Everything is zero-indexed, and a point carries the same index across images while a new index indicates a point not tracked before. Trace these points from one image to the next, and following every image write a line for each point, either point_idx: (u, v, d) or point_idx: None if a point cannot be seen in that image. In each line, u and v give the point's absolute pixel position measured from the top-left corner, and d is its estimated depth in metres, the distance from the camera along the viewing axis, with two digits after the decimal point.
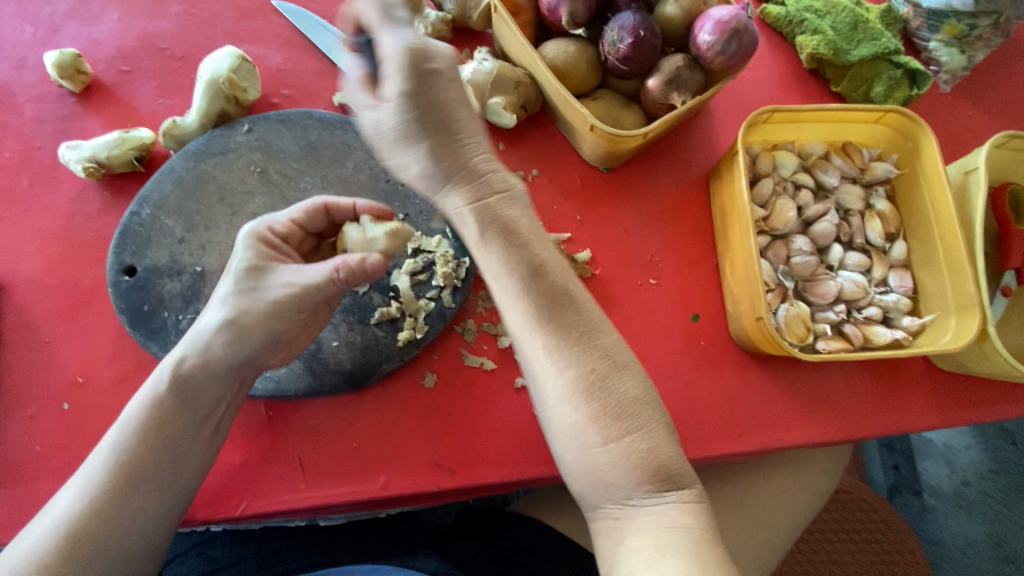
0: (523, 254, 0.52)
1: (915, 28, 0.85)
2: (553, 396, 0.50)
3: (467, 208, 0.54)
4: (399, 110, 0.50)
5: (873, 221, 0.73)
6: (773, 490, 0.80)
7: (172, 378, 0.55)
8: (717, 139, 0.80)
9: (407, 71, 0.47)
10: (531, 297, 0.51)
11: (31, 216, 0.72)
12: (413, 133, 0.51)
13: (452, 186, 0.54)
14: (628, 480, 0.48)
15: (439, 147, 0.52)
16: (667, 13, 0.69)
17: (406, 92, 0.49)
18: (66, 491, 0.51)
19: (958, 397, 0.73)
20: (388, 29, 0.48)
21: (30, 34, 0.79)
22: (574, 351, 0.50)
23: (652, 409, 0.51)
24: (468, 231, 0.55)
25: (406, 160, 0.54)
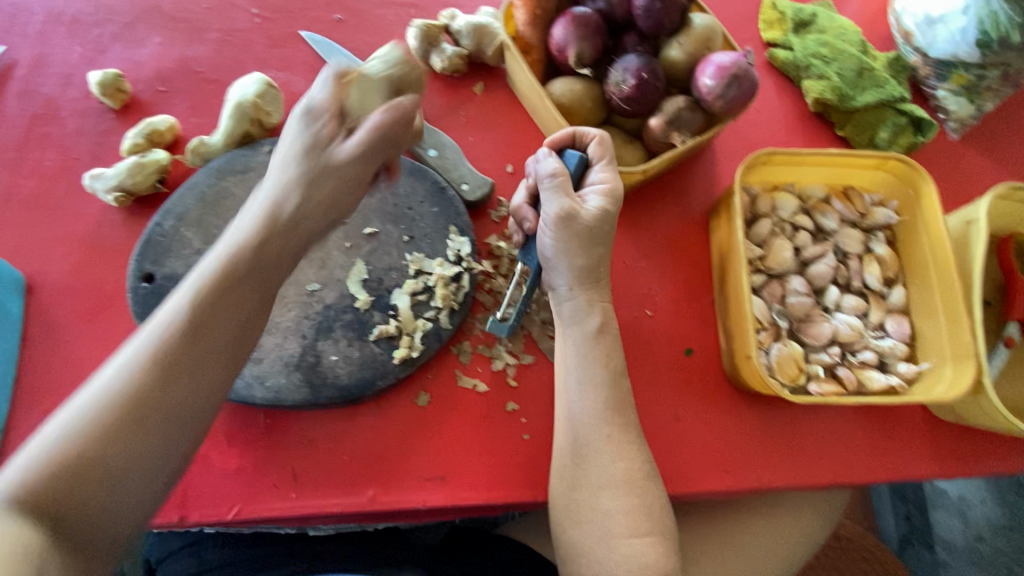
0: (614, 360, 0.67)
1: (924, 76, 0.86)
2: (598, 480, 0.63)
3: (588, 307, 0.67)
4: (600, 215, 0.65)
5: (871, 265, 0.73)
6: (764, 530, 0.78)
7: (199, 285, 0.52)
8: (719, 177, 0.82)
9: (616, 199, 0.66)
10: (609, 395, 0.66)
11: (63, 221, 0.77)
12: (594, 237, 0.66)
13: (587, 287, 0.67)
14: (637, 571, 0.61)
15: (599, 255, 0.67)
16: (671, 56, 0.71)
17: (608, 210, 0.65)
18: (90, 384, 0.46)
19: (956, 448, 0.72)
20: (607, 170, 0.67)
21: (78, 53, 0.85)
22: (628, 450, 0.64)
23: (670, 520, 0.64)
24: (576, 323, 0.68)
25: (571, 252, 0.65)
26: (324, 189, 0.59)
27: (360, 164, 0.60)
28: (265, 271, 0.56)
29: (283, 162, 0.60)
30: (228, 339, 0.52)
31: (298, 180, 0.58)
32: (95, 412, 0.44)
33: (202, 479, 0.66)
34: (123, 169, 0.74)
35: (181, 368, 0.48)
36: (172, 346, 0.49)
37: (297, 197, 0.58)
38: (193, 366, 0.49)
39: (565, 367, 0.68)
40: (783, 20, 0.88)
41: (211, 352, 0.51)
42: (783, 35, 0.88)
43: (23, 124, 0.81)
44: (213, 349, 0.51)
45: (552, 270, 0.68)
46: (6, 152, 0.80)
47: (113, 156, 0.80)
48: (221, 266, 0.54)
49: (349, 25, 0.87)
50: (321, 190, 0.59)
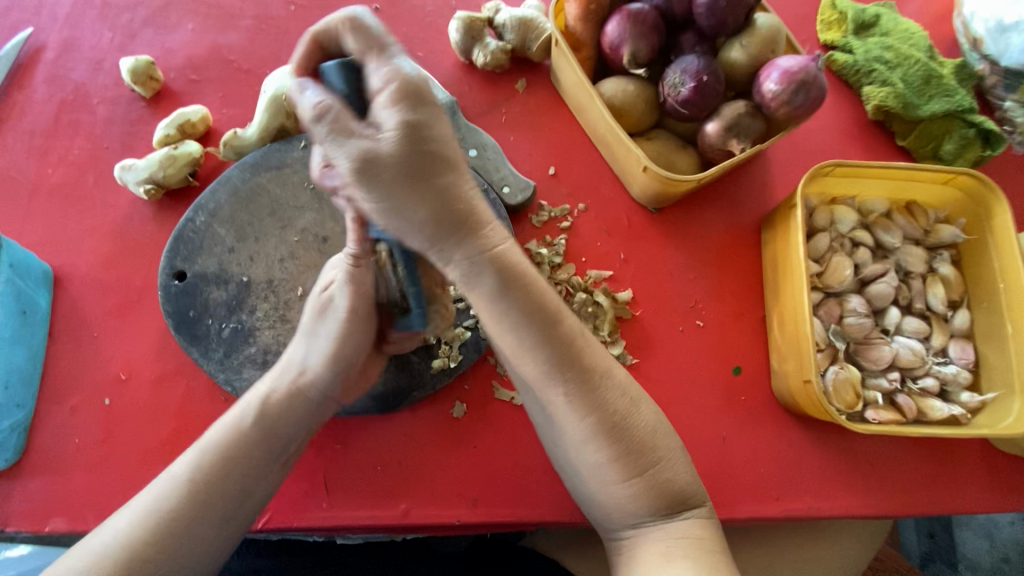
0: (538, 306, 0.51)
1: (990, 86, 0.81)
2: (573, 437, 0.53)
3: (479, 259, 0.48)
4: (401, 141, 0.41)
5: (934, 286, 0.70)
6: (804, 556, 0.75)
7: (260, 411, 0.56)
8: (771, 186, 0.78)
9: (415, 97, 0.41)
10: (547, 348, 0.51)
11: (93, 213, 0.74)
12: (413, 173, 0.42)
13: (458, 238, 0.47)
14: (645, 509, 0.52)
15: (443, 190, 0.44)
16: (732, 58, 0.67)
17: (410, 123, 0.41)
18: (133, 505, 0.51)
19: (1019, 483, 0.68)
20: (382, 59, 0.42)
21: (108, 38, 0.82)
22: (591, 399, 0.52)
23: (668, 438, 0.54)
24: (473, 287, 0.50)
25: (401, 208, 0.43)
26: (351, 345, 0.58)
27: (364, 297, 0.57)
28: (280, 424, 0.57)
29: (308, 314, 0.59)
30: (226, 500, 0.53)
31: (335, 335, 0.57)
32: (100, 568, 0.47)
33: None
34: (155, 160, 0.71)
35: (182, 526, 0.50)
36: (179, 509, 0.51)
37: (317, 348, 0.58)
38: (185, 529, 0.50)
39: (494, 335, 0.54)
40: (843, 21, 0.83)
41: (207, 505, 0.52)
42: (842, 37, 0.83)
43: (52, 111, 0.79)
44: (214, 508, 0.52)
45: (401, 237, 0.47)
46: (35, 140, 0.77)
47: (143, 146, 0.78)
48: (256, 407, 0.56)
49: (388, 15, 0.84)
50: (344, 343, 0.58)
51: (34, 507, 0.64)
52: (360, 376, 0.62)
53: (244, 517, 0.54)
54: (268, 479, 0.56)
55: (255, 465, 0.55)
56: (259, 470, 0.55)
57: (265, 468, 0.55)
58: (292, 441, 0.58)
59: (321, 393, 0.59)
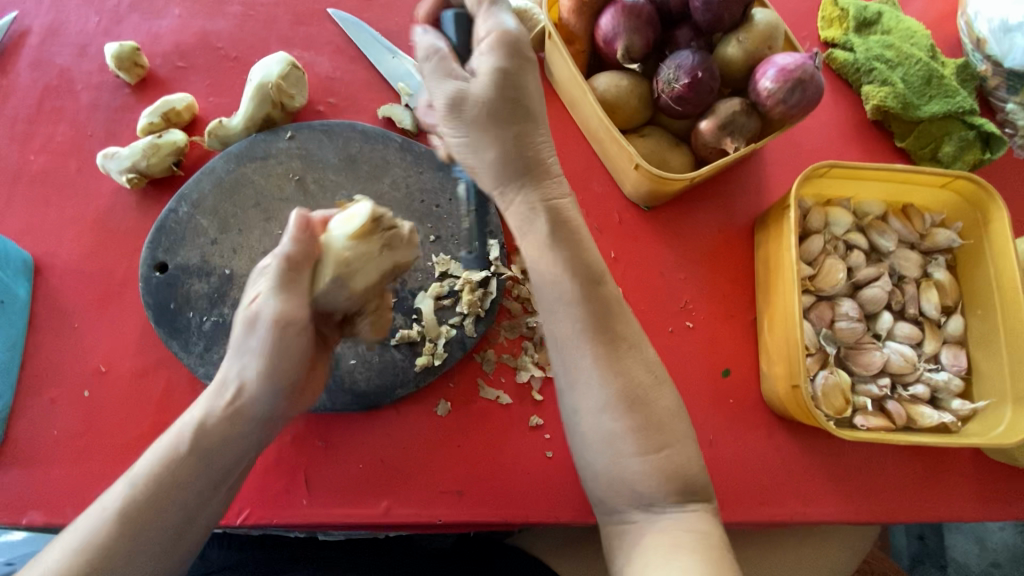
0: (581, 264, 0.53)
1: (992, 87, 0.79)
2: (593, 403, 0.51)
3: (537, 204, 0.54)
4: (492, 84, 0.51)
5: (929, 291, 0.69)
6: (789, 560, 0.75)
7: (193, 441, 0.51)
8: (766, 186, 0.77)
9: (511, 49, 0.50)
10: (585, 305, 0.52)
11: (75, 201, 0.73)
12: (496, 117, 0.52)
13: (522, 180, 0.55)
14: (658, 491, 0.49)
15: (517, 137, 0.53)
16: (728, 54, 0.66)
17: (504, 69, 0.50)
18: (57, 545, 0.47)
19: (1007, 493, 0.67)
20: (488, 15, 0.51)
21: (93, 23, 0.81)
22: (621, 361, 0.52)
23: (686, 424, 0.53)
24: (526, 234, 0.55)
25: (478, 142, 0.53)
26: (288, 356, 0.52)
27: (293, 300, 0.51)
28: (217, 449, 0.51)
29: (236, 329, 0.53)
30: (163, 533, 0.48)
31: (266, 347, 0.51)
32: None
33: None
34: (138, 149, 0.70)
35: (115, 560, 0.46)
36: (108, 544, 0.47)
37: (247, 364, 0.52)
38: (121, 562, 0.47)
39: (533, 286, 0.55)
40: (844, 17, 0.81)
41: (143, 536, 0.48)
42: (843, 35, 0.81)
43: (35, 97, 0.77)
44: (148, 541, 0.48)
45: (475, 175, 0.56)
46: (16, 125, 0.76)
47: (127, 134, 0.76)
48: (191, 432, 0.51)
49: (379, 4, 0.82)
50: (278, 355, 0.51)
51: (11, 500, 0.63)
52: (308, 388, 0.56)
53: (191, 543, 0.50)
54: (211, 505, 0.52)
55: (194, 493, 0.50)
56: (200, 498, 0.50)
57: (207, 494, 0.51)
58: (237, 464, 0.53)
59: (264, 411, 0.53)
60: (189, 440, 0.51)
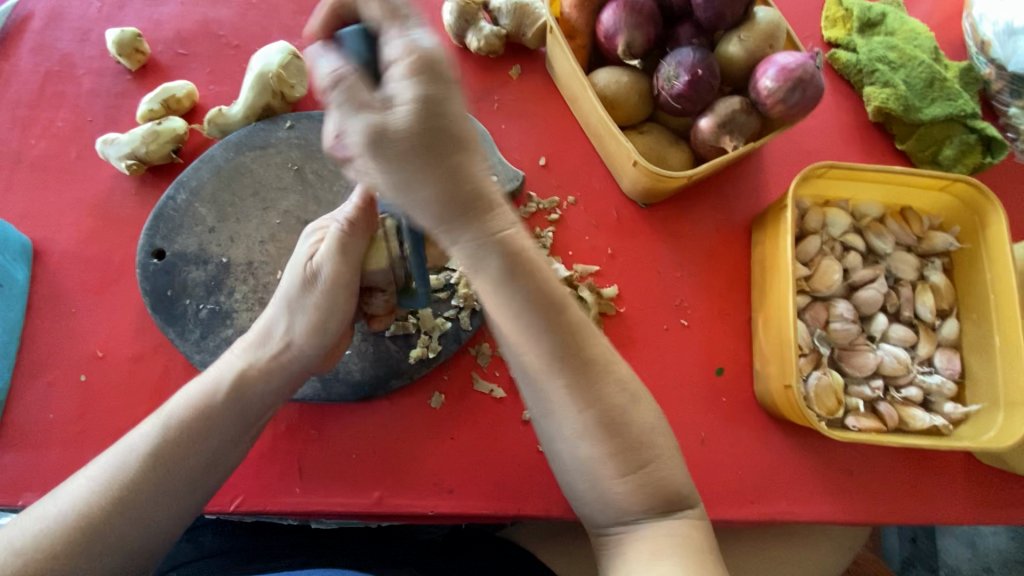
0: (543, 298, 0.48)
1: (995, 91, 0.78)
2: (571, 429, 0.50)
3: (485, 242, 0.46)
4: (414, 115, 0.39)
5: (924, 294, 0.68)
6: (779, 559, 0.75)
7: (234, 384, 0.55)
8: (765, 186, 0.77)
9: (433, 69, 0.39)
10: (550, 338, 0.48)
11: (74, 186, 0.73)
12: (423, 150, 0.41)
13: (463, 221, 0.45)
14: (639, 506, 0.49)
15: (453, 170, 0.43)
16: (729, 53, 0.65)
17: (425, 98, 0.39)
18: (98, 464, 0.50)
19: (997, 497, 0.67)
20: (397, 29, 0.40)
21: (96, 9, 0.81)
22: (593, 389, 0.50)
23: (666, 437, 0.52)
24: (478, 272, 0.48)
25: (410, 182, 0.42)
26: (334, 319, 0.57)
27: (349, 267, 0.55)
28: (251, 397, 0.56)
29: (288, 283, 0.57)
30: (194, 468, 0.51)
31: (316, 305, 0.56)
32: (67, 529, 0.46)
33: None
34: (138, 136, 0.70)
35: (148, 489, 0.49)
36: (142, 474, 0.49)
37: (297, 319, 0.57)
38: (154, 489, 0.49)
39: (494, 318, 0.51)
40: (848, 18, 0.81)
41: (172, 465, 0.50)
42: (846, 35, 0.81)
43: (37, 81, 0.77)
44: (179, 475, 0.51)
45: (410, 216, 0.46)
46: (17, 110, 0.76)
47: (127, 120, 0.76)
48: (232, 377, 0.55)
49: None
50: (326, 313, 0.56)
51: (7, 482, 0.63)
52: (333, 355, 0.61)
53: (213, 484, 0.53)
54: (237, 449, 0.55)
55: (226, 431, 0.54)
56: (228, 439, 0.54)
57: (237, 436, 0.55)
58: (266, 412, 0.57)
59: (302, 366, 0.58)
60: (228, 382, 0.55)
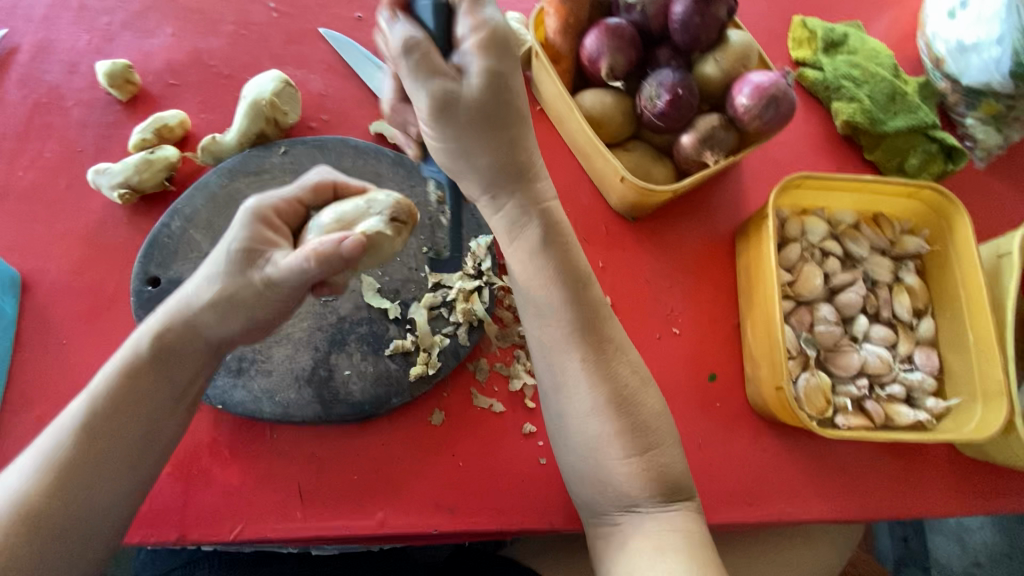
0: (569, 269, 0.56)
1: (952, 103, 0.83)
2: (580, 406, 0.54)
3: (529, 210, 0.56)
4: (482, 89, 0.47)
5: (901, 295, 0.72)
6: (780, 562, 0.76)
7: (152, 348, 0.52)
8: (746, 198, 0.80)
9: (499, 45, 0.46)
10: (573, 309, 0.55)
11: (63, 217, 0.73)
12: (488, 117, 0.49)
13: (512, 187, 0.55)
14: (640, 492, 0.53)
15: (507, 141, 0.52)
16: (706, 73, 0.69)
17: (493, 74, 0.47)
18: (24, 461, 0.49)
19: (982, 487, 0.70)
20: (473, 5, 0.46)
21: (85, 41, 0.82)
22: (607, 366, 0.55)
23: (669, 426, 0.56)
24: (518, 236, 0.57)
25: (469, 148, 0.51)
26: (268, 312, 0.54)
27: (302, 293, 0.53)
28: (180, 358, 0.53)
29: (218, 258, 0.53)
30: (127, 447, 0.51)
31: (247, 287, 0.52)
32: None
33: (207, 496, 0.63)
34: (131, 164, 0.71)
35: (84, 469, 0.49)
36: (72, 457, 0.49)
37: (207, 292, 0.52)
38: (90, 474, 0.49)
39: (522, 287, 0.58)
40: (813, 39, 0.86)
41: (101, 448, 0.50)
42: (812, 54, 0.86)
43: (24, 113, 0.77)
44: (111, 456, 0.50)
45: (464, 178, 0.55)
46: (4, 141, 0.76)
47: (118, 150, 0.77)
48: (149, 341, 0.52)
49: (370, 24, 0.85)
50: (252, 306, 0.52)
51: None
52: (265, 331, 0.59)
53: (157, 458, 0.53)
54: (177, 417, 0.54)
55: (152, 405, 0.52)
56: (159, 411, 0.52)
57: (168, 409, 0.53)
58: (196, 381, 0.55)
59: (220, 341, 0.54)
60: (148, 344, 0.52)
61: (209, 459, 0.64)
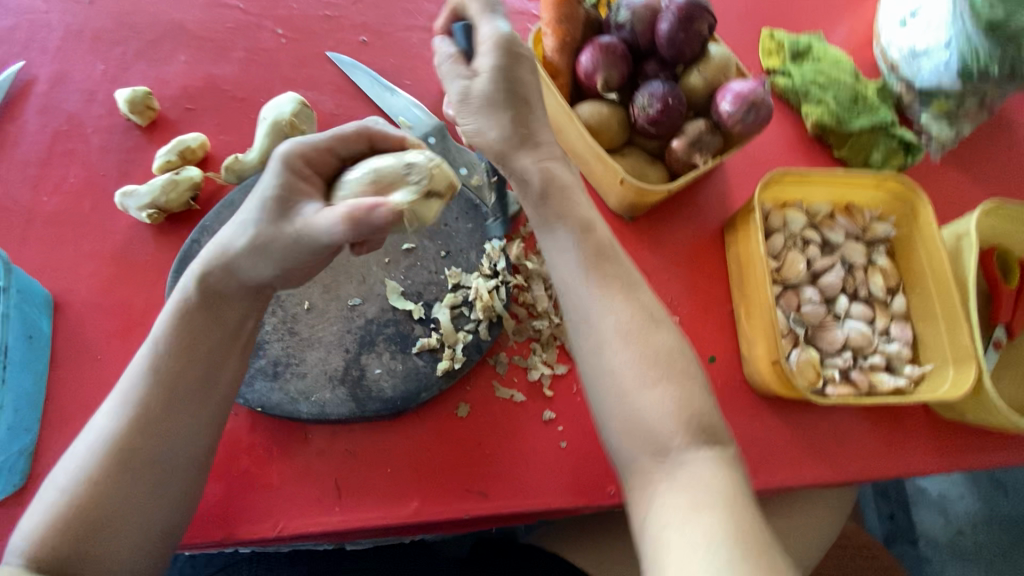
0: (577, 210, 0.60)
1: (908, 103, 0.92)
2: (594, 340, 0.56)
3: (529, 166, 0.61)
4: (491, 81, 0.59)
5: (875, 276, 0.80)
6: (783, 529, 0.83)
7: (198, 291, 0.59)
8: (731, 195, 0.87)
9: (505, 48, 0.59)
10: (580, 248, 0.59)
11: (91, 238, 0.76)
12: (499, 101, 0.60)
13: (518, 149, 0.61)
14: (664, 427, 0.52)
15: (516, 119, 0.61)
16: (691, 83, 0.76)
17: (498, 67, 0.59)
18: (105, 411, 0.56)
19: (959, 445, 0.77)
20: (486, 21, 0.60)
21: (101, 70, 0.85)
22: (617, 299, 0.57)
23: (692, 367, 0.56)
24: (524, 191, 0.62)
25: (482, 126, 0.61)
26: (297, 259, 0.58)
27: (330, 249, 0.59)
28: (226, 299, 0.60)
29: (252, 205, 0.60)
30: (191, 383, 0.57)
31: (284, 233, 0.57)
32: (92, 466, 0.53)
33: (249, 496, 0.66)
34: (158, 185, 0.74)
35: (158, 408, 0.55)
36: (148, 395, 0.56)
37: (241, 240, 0.58)
38: (162, 414, 0.55)
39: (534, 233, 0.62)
40: (781, 50, 0.95)
41: (172, 394, 0.56)
42: (781, 64, 0.95)
43: (46, 140, 0.80)
44: (181, 391, 0.57)
45: (484, 155, 0.64)
46: (27, 169, 0.79)
47: (140, 173, 0.80)
48: (197, 286, 0.59)
49: (374, 47, 0.90)
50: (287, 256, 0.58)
51: None
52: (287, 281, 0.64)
53: (220, 399, 0.59)
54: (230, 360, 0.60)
55: (211, 341, 0.59)
56: (215, 350, 0.59)
57: (223, 354, 0.59)
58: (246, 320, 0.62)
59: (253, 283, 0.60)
60: (196, 291, 0.59)
61: (249, 461, 0.67)
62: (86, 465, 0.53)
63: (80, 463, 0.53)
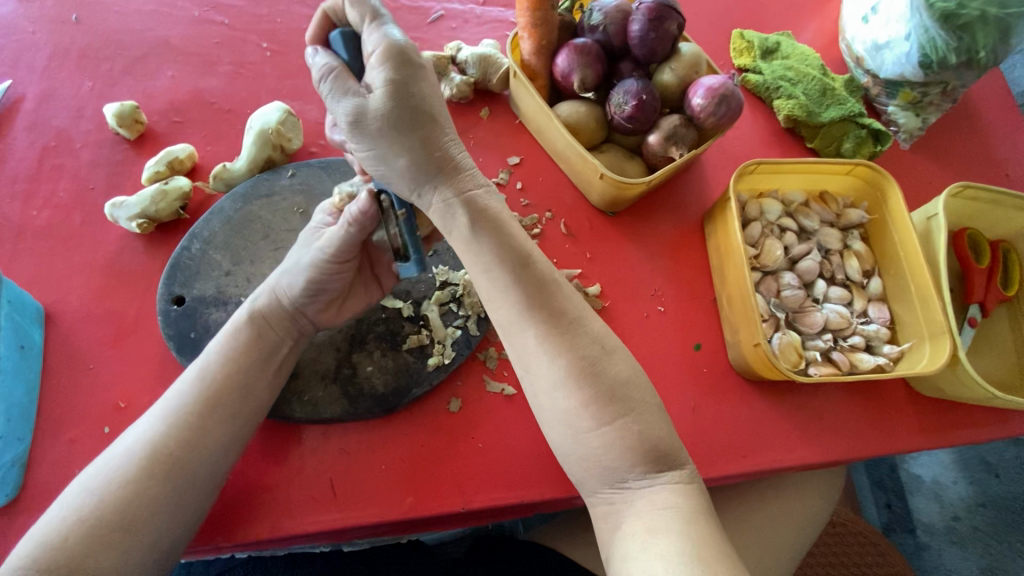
0: (510, 248, 0.57)
1: (875, 95, 0.96)
2: (547, 383, 0.55)
3: (452, 199, 0.58)
4: (386, 97, 0.54)
5: (851, 259, 0.82)
6: (774, 512, 0.84)
7: (249, 317, 0.66)
8: (710, 187, 0.90)
9: (393, 59, 0.53)
10: (521, 289, 0.56)
11: (82, 250, 0.77)
12: (396, 122, 0.55)
13: (434, 181, 0.58)
14: (623, 463, 0.52)
15: (422, 142, 0.56)
16: (664, 80, 0.79)
17: (393, 82, 0.53)
18: (149, 418, 0.60)
19: (941, 421, 0.79)
20: (373, 29, 0.54)
21: (88, 87, 0.87)
22: (563, 339, 0.55)
23: (641, 391, 0.55)
24: (451, 227, 0.59)
25: (387, 152, 0.56)
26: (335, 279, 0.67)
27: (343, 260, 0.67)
28: (268, 323, 0.66)
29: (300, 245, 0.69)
30: (231, 396, 0.62)
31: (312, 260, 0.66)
32: (129, 467, 0.56)
33: (244, 499, 0.66)
34: (147, 196, 0.75)
35: (205, 415, 0.60)
36: (195, 406, 0.60)
37: (297, 281, 0.66)
38: (208, 421, 0.60)
39: (474, 275, 0.60)
40: (751, 48, 0.99)
41: (223, 408, 0.61)
42: (752, 61, 0.98)
43: (35, 156, 0.82)
44: (223, 404, 0.61)
45: (394, 186, 0.60)
46: (16, 184, 0.80)
47: (130, 185, 0.81)
48: (246, 313, 0.66)
49: None
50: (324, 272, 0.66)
51: None
52: (334, 305, 0.70)
53: (251, 410, 0.63)
54: (265, 376, 0.65)
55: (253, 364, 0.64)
56: (252, 371, 0.64)
57: (260, 370, 0.64)
58: (282, 345, 0.67)
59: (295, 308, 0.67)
60: (245, 322, 0.66)
61: (243, 463, 0.68)
62: (124, 468, 0.56)
63: (114, 467, 0.56)
